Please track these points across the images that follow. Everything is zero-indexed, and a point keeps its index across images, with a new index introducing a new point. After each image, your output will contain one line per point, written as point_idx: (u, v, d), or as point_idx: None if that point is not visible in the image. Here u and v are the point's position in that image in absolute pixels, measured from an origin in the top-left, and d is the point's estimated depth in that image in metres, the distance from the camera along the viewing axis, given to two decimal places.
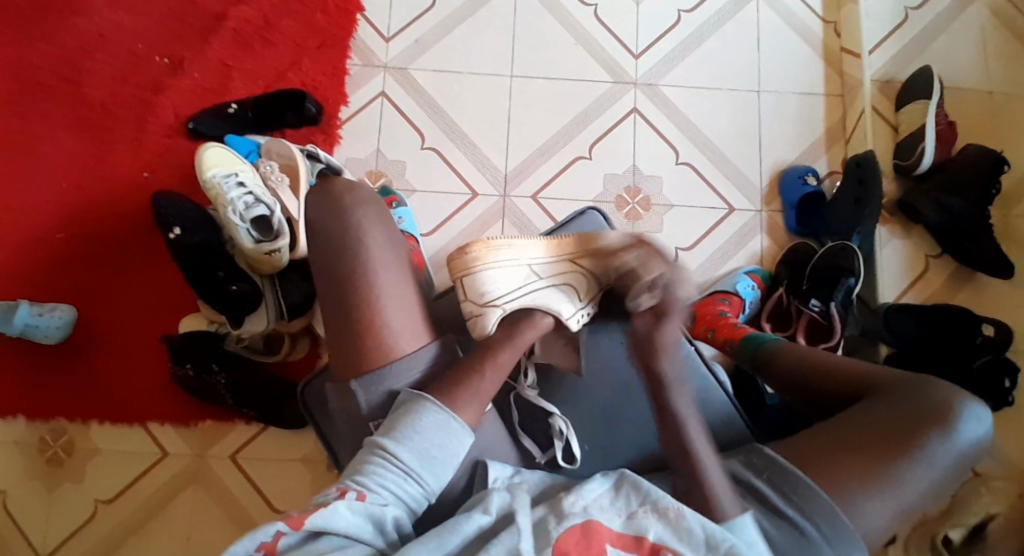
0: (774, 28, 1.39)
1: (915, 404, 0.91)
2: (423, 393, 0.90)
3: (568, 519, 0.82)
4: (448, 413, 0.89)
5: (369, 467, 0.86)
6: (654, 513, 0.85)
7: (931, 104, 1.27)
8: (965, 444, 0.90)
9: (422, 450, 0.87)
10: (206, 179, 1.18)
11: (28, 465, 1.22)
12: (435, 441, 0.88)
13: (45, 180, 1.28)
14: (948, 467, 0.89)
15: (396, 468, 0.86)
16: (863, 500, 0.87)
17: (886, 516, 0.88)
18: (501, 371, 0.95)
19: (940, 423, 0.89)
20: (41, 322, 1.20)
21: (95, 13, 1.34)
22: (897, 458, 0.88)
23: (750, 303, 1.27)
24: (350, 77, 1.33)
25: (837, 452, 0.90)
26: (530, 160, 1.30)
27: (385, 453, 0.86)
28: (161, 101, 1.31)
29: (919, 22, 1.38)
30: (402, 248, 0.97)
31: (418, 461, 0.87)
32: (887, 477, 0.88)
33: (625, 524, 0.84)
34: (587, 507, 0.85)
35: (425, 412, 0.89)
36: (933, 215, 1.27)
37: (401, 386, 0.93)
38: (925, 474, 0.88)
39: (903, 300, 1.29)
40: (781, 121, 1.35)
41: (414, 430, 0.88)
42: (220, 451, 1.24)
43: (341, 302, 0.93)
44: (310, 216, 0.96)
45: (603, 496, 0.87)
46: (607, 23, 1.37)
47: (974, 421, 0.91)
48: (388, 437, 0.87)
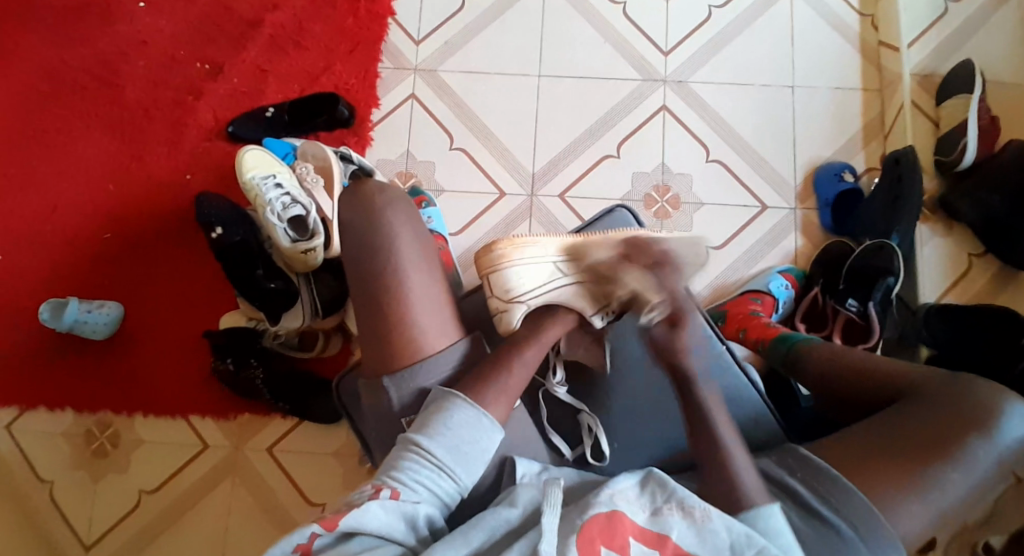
0: (807, 23, 1.36)
1: (958, 403, 0.89)
2: (455, 391, 0.92)
3: (594, 507, 0.83)
4: (478, 409, 0.91)
5: (403, 463, 0.87)
6: (680, 510, 0.84)
7: (973, 99, 1.23)
8: (1006, 445, 0.87)
9: (454, 446, 0.89)
10: (245, 181, 1.22)
11: (76, 456, 1.28)
12: (466, 436, 0.89)
13: (94, 184, 1.34)
14: (989, 468, 0.86)
15: (430, 464, 0.87)
16: (900, 500, 0.85)
17: (925, 517, 0.85)
18: (530, 362, 0.97)
19: (981, 425, 0.87)
20: (89, 318, 1.26)
21: (140, 23, 1.39)
22: (937, 460, 0.86)
23: (783, 302, 1.25)
24: (381, 80, 1.36)
25: (872, 453, 0.88)
26: (557, 159, 1.31)
27: (419, 450, 0.88)
28: (202, 106, 1.35)
29: (961, 13, 1.33)
30: (432, 248, 0.99)
31: (450, 456, 0.88)
32: (924, 477, 0.86)
33: (649, 519, 0.84)
34: (613, 497, 0.85)
35: (456, 407, 0.90)
36: (977, 212, 1.22)
37: (431, 383, 0.95)
38: (965, 476, 0.86)
39: (944, 300, 1.26)
40: (815, 118, 1.33)
41: (446, 425, 0.89)
42: (256, 444, 1.28)
43: (368, 300, 0.96)
44: (343, 217, 0.99)
45: (631, 488, 0.87)
46: (635, 20, 1.36)
47: (1016, 421, 0.88)
48: (422, 434, 0.89)
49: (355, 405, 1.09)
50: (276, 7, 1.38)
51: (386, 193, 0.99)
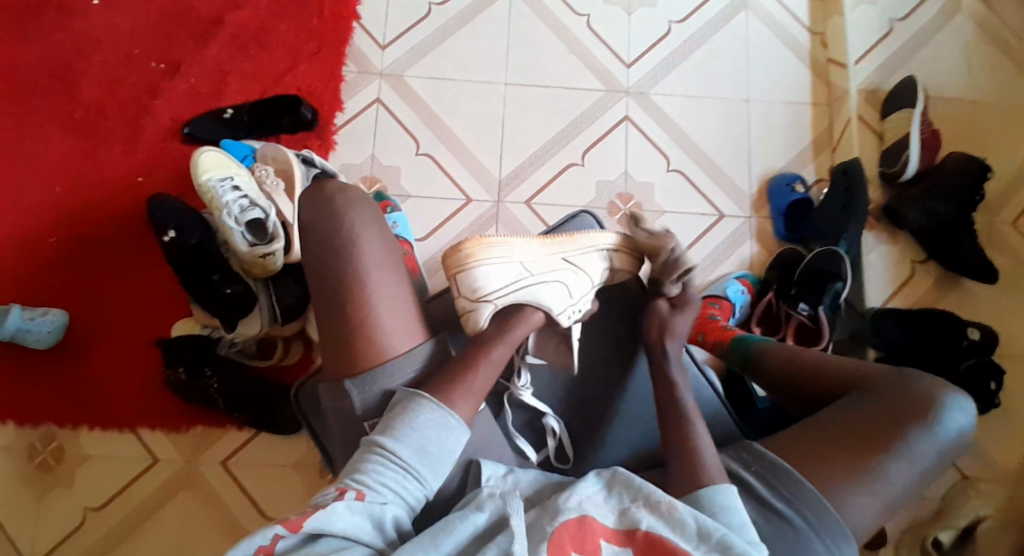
0: (762, 38, 1.41)
1: (899, 396, 0.93)
2: (420, 392, 0.89)
3: (564, 514, 0.82)
4: (444, 409, 0.88)
5: (368, 465, 0.85)
6: (647, 506, 0.83)
7: (915, 113, 1.31)
8: (947, 436, 0.91)
9: (421, 446, 0.86)
10: (201, 182, 1.18)
11: (18, 470, 1.21)
12: (433, 436, 0.87)
13: (39, 183, 1.28)
14: (931, 458, 0.90)
15: (395, 465, 0.85)
16: (850, 492, 0.88)
17: (873, 508, 0.89)
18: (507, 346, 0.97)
19: (922, 417, 0.91)
20: (33, 326, 1.20)
21: (91, 17, 1.34)
22: (886, 455, 0.89)
23: (740, 307, 1.28)
24: (346, 83, 1.34)
25: (823, 446, 0.91)
26: (524, 166, 1.32)
27: (384, 451, 0.85)
28: (156, 106, 1.31)
29: (905, 32, 1.41)
30: (397, 248, 0.96)
31: (416, 457, 0.86)
32: (871, 468, 0.89)
33: (618, 520, 0.83)
34: (582, 502, 0.84)
35: (421, 409, 0.88)
36: (921, 221, 1.29)
37: (395, 386, 0.92)
38: (909, 466, 0.89)
39: (889, 305, 1.31)
40: (770, 128, 1.38)
41: (411, 427, 0.87)
42: (210, 457, 1.23)
43: (335, 305, 0.92)
44: (303, 218, 0.95)
45: (597, 492, 0.86)
46: (599, 32, 1.39)
47: (957, 412, 0.92)
48: (387, 435, 0.86)
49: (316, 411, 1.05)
50: (236, 6, 1.35)
51: (350, 194, 0.95)
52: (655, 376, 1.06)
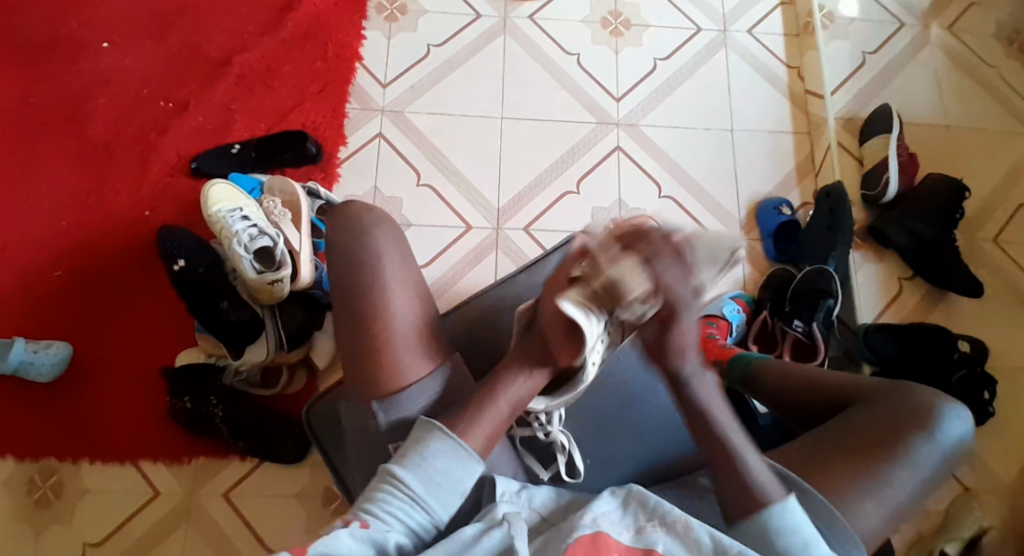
0: (743, 73, 1.49)
1: (899, 408, 0.94)
2: (433, 421, 0.86)
3: (579, 530, 0.80)
4: (455, 439, 0.85)
5: (376, 495, 0.81)
6: (662, 526, 0.83)
7: (892, 137, 1.37)
8: (947, 444, 0.92)
9: (431, 477, 0.82)
10: (212, 214, 1.21)
11: (14, 506, 1.19)
12: (444, 467, 0.83)
13: (46, 219, 1.31)
14: (934, 465, 0.91)
15: (404, 495, 0.81)
16: (855, 500, 0.89)
17: (880, 518, 0.89)
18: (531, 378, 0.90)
19: (922, 425, 0.92)
20: (35, 359, 1.20)
21: (101, 62, 1.39)
22: (889, 460, 0.91)
23: (737, 325, 1.30)
24: (349, 119, 1.39)
25: (825, 457, 0.93)
26: (521, 195, 1.37)
27: (393, 480, 0.82)
28: (164, 143, 1.35)
29: (877, 65, 1.49)
30: (416, 269, 0.95)
31: (426, 488, 0.82)
32: (874, 475, 0.90)
33: (634, 538, 0.81)
34: (597, 519, 0.82)
35: (431, 437, 0.85)
36: (905, 238, 1.34)
37: (415, 413, 0.90)
38: (911, 473, 0.90)
39: (881, 320, 1.35)
40: (756, 156, 1.44)
41: (421, 455, 0.83)
42: (211, 490, 1.22)
43: (352, 324, 0.91)
44: (326, 237, 0.94)
45: (613, 511, 0.84)
46: (588, 69, 1.46)
47: (955, 421, 0.93)
48: (398, 464, 0.83)
49: (326, 432, 1.03)
50: (243, 49, 1.41)
51: (374, 215, 0.94)
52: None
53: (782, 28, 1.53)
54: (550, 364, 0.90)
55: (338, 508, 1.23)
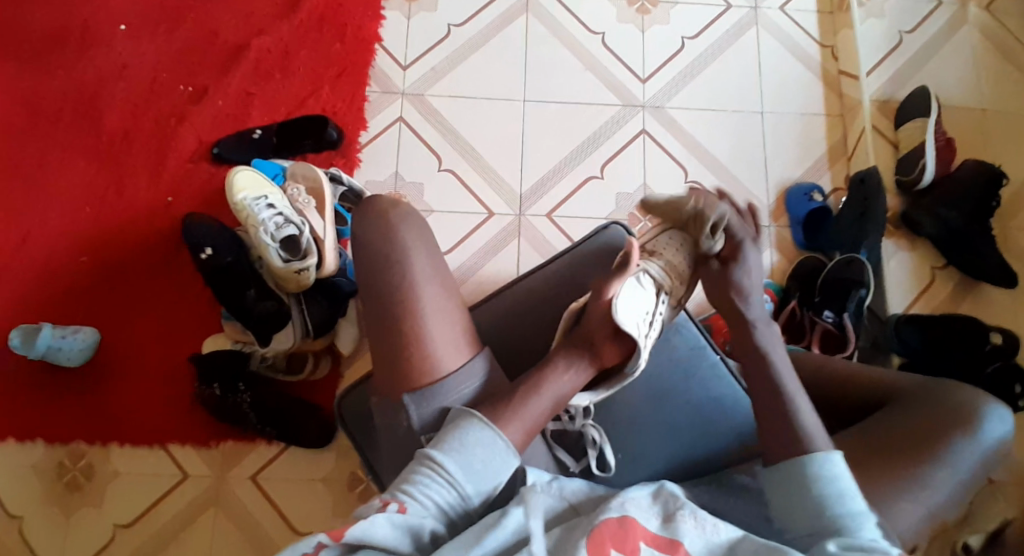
0: (774, 53, 1.44)
1: (939, 408, 0.93)
2: (473, 410, 0.83)
3: (605, 512, 0.79)
4: (494, 430, 0.82)
5: (415, 477, 0.79)
6: (693, 519, 0.80)
7: (929, 122, 1.33)
8: (988, 444, 0.91)
9: (470, 464, 0.80)
10: (237, 202, 1.20)
11: (47, 488, 1.21)
12: (484, 455, 0.80)
13: (71, 204, 1.31)
14: (974, 466, 0.90)
15: (442, 480, 0.79)
16: (897, 501, 0.87)
17: (918, 517, 0.88)
18: (575, 371, 0.89)
19: (963, 427, 0.91)
20: (63, 344, 1.21)
21: (120, 45, 1.38)
22: (928, 461, 0.89)
23: (764, 315, 1.27)
24: (369, 103, 1.38)
25: (866, 458, 0.91)
26: (544, 180, 1.35)
27: (432, 464, 0.79)
28: (186, 129, 1.34)
29: (913, 44, 1.44)
30: (446, 265, 0.92)
31: (464, 474, 0.79)
32: (915, 476, 0.89)
33: (661, 526, 0.80)
34: (624, 503, 0.81)
35: (472, 425, 0.82)
36: (938, 227, 1.31)
37: (452, 403, 0.86)
38: (950, 474, 0.89)
39: (912, 310, 1.32)
40: (786, 139, 1.40)
41: (461, 442, 0.81)
42: (240, 473, 1.23)
43: (380, 321, 0.88)
44: (356, 233, 0.91)
45: (644, 498, 0.83)
46: (613, 49, 1.43)
47: (996, 422, 0.92)
48: (436, 447, 0.81)
49: (359, 423, 1.02)
50: (262, 32, 1.39)
51: (400, 209, 0.91)
52: (708, 383, 1.02)
53: (814, 6, 1.48)
54: (596, 362, 0.90)
55: (363, 492, 1.23)
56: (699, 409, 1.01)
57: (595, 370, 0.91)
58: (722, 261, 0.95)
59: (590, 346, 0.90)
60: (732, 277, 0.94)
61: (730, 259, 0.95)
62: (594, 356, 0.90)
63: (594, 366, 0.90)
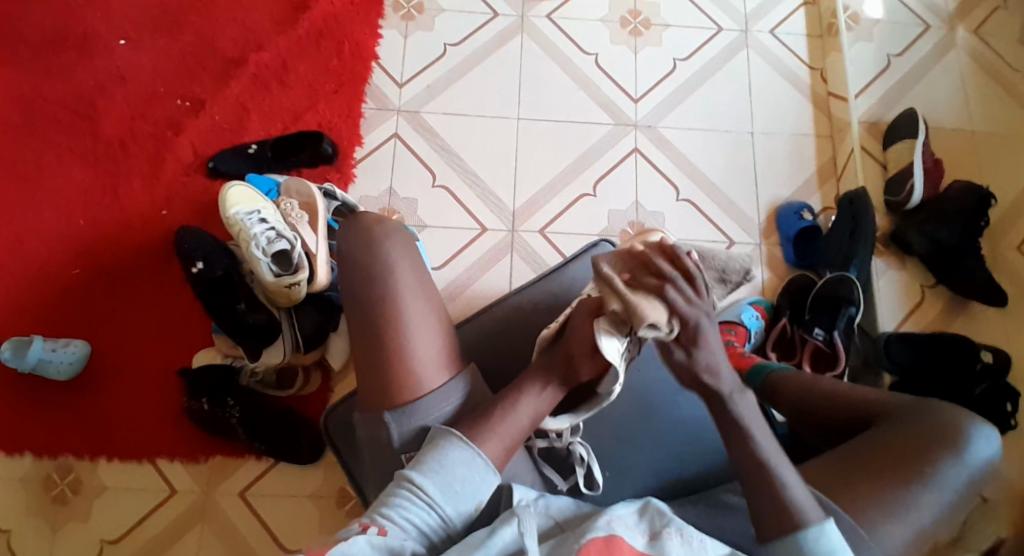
0: (764, 74, 1.47)
1: (926, 426, 0.93)
2: (452, 429, 0.84)
3: (591, 532, 0.78)
4: (473, 449, 0.82)
5: (394, 499, 0.79)
6: (679, 536, 0.80)
7: (917, 143, 1.35)
8: (975, 463, 0.91)
9: (449, 485, 0.80)
10: (228, 216, 1.21)
11: (33, 503, 1.20)
12: (463, 475, 0.81)
13: (65, 216, 1.31)
14: (960, 485, 0.90)
15: (421, 502, 0.79)
16: (883, 519, 0.88)
17: (904, 537, 0.88)
18: (545, 397, 0.89)
19: (951, 445, 0.91)
20: (54, 356, 1.21)
21: (118, 59, 1.40)
22: (915, 480, 0.90)
23: (755, 332, 1.27)
24: (364, 120, 1.39)
25: (852, 475, 0.91)
26: (538, 197, 1.36)
27: (411, 486, 0.79)
28: (181, 142, 1.35)
29: (901, 67, 1.47)
30: (431, 281, 0.92)
31: (443, 495, 0.79)
32: (901, 497, 0.89)
33: (648, 544, 0.80)
34: (611, 522, 0.80)
35: (451, 445, 0.82)
36: (926, 246, 1.32)
37: (431, 422, 0.86)
38: (939, 493, 0.89)
39: (902, 328, 1.32)
40: (776, 159, 1.42)
41: (440, 463, 0.81)
42: (228, 489, 1.22)
43: (363, 335, 0.88)
44: (340, 248, 0.92)
45: (629, 515, 0.83)
46: (606, 69, 1.45)
47: (983, 441, 0.92)
48: (414, 469, 0.81)
49: (347, 440, 1.03)
50: (259, 48, 1.41)
51: (384, 226, 0.92)
52: (698, 399, 1.03)
53: (804, 29, 1.51)
54: (570, 379, 0.90)
55: (352, 509, 1.22)
56: (690, 424, 1.02)
57: (562, 394, 0.91)
58: (682, 345, 0.81)
59: (566, 365, 0.90)
60: (697, 361, 0.82)
61: (688, 347, 0.81)
62: (569, 373, 0.90)
63: (564, 386, 0.90)
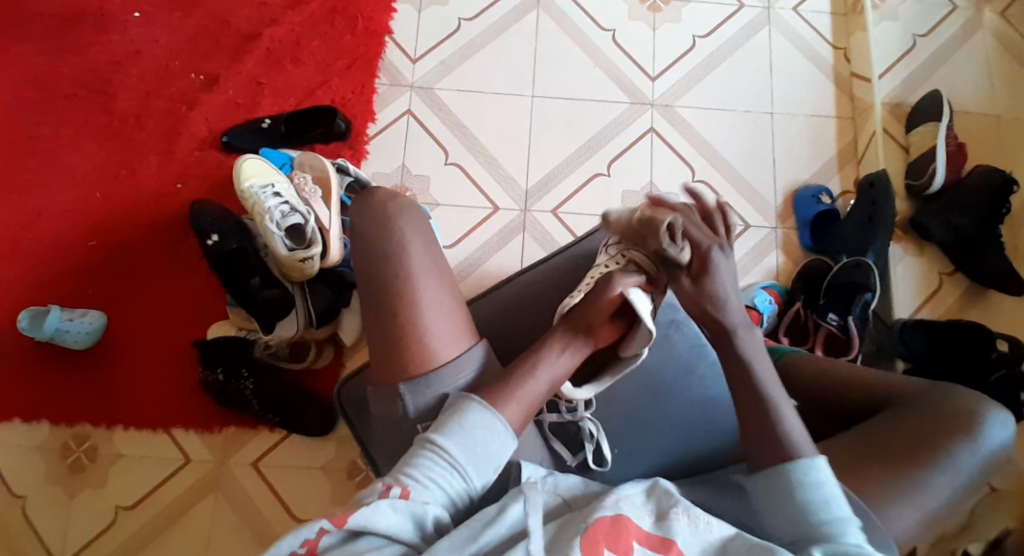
0: (785, 53, 1.44)
1: (937, 413, 0.92)
2: (473, 394, 0.83)
3: (598, 511, 0.78)
4: (494, 413, 0.82)
5: (417, 459, 0.79)
6: (686, 517, 0.80)
7: (941, 126, 1.32)
8: (988, 450, 0.90)
9: (471, 447, 0.79)
10: (244, 189, 1.21)
11: (51, 469, 1.23)
12: (484, 437, 0.80)
13: (82, 189, 1.32)
14: (974, 469, 0.89)
15: (444, 462, 0.79)
16: (891, 504, 0.87)
17: (913, 521, 0.87)
18: (572, 351, 0.89)
19: (963, 433, 0.90)
20: (71, 327, 1.23)
21: (133, 32, 1.40)
22: (927, 466, 0.89)
23: (768, 316, 1.26)
24: (377, 95, 1.38)
25: (860, 460, 0.91)
26: (550, 176, 1.35)
27: (434, 447, 0.79)
28: (196, 116, 1.36)
29: (926, 48, 1.43)
30: (444, 257, 0.92)
31: (466, 457, 0.79)
32: (910, 481, 0.88)
33: (654, 524, 0.79)
34: (618, 501, 0.80)
35: (473, 408, 0.81)
36: (947, 233, 1.30)
37: (450, 389, 0.86)
38: (949, 479, 0.88)
39: (918, 315, 1.31)
40: (795, 141, 1.39)
41: (462, 425, 0.80)
42: (241, 459, 1.24)
43: (377, 309, 0.88)
44: (355, 223, 0.91)
45: (637, 496, 0.83)
46: (623, 46, 1.42)
47: (997, 428, 0.91)
48: (437, 430, 0.80)
49: (359, 414, 1.03)
50: (274, 22, 1.40)
51: (399, 201, 0.92)
52: (707, 385, 1.02)
53: (828, 7, 1.47)
54: (592, 342, 0.90)
55: (363, 481, 1.24)
56: (700, 408, 1.01)
57: (590, 350, 0.91)
58: (692, 275, 0.87)
59: (585, 329, 0.89)
60: (702, 292, 0.86)
61: (698, 277, 0.86)
62: (589, 338, 0.90)
63: (587, 346, 0.90)
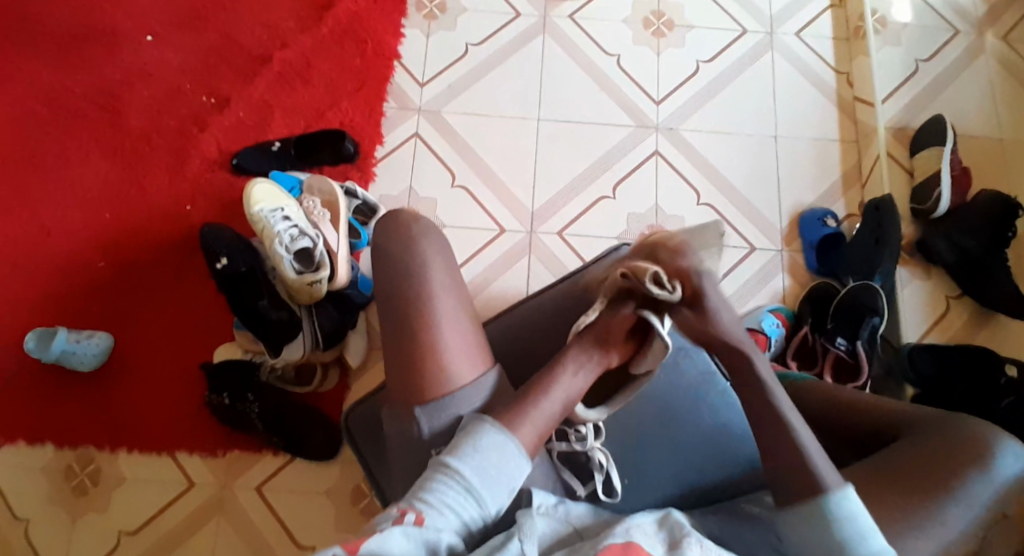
0: (789, 76, 1.45)
1: (950, 441, 0.92)
2: (485, 416, 0.83)
3: (609, 538, 0.77)
4: (507, 435, 0.81)
5: (431, 485, 0.78)
6: (699, 546, 0.79)
7: (944, 151, 1.32)
8: (1002, 479, 0.89)
9: (484, 471, 0.79)
10: (253, 214, 1.21)
11: (54, 492, 1.22)
12: (497, 460, 0.80)
13: (90, 210, 1.33)
14: (988, 502, 0.88)
15: (458, 486, 0.78)
16: (907, 534, 0.86)
17: (929, 552, 0.86)
18: (581, 374, 0.89)
19: (977, 461, 0.90)
20: (77, 348, 1.23)
21: (144, 55, 1.41)
22: (942, 496, 0.88)
23: (776, 339, 1.26)
24: (385, 119, 1.39)
25: (875, 489, 0.90)
26: (556, 198, 1.35)
27: (447, 472, 0.78)
28: (205, 138, 1.36)
29: (929, 72, 1.44)
30: (462, 280, 0.92)
31: (479, 481, 0.78)
32: (925, 512, 0.87)
33: (668, 553, 0.79)
34: (629, 529, 0.80)
35: (486, 431, 0.81)
36: (954, 255, 1.30)
37: (465, 412, 0.86)
38: (964, 510, 0.88)
39: (925, 339, 1.30)
40: (801, 164, 1.40)
41: (475, 449, 0.80)
42: (245, 482, 1.23)
43: (395, 332, 0.89)
44: (376, 247, 0.92)
45: (648, 524, 0.82)
46: (628, 70, 1.44)
47: (1010, 458, 0.91)
48: (451, 455, 0.80)
49: (368, 440, 1.03)
50: (283, 45, 1.42)
51: (420, 224, 0.92)
52: (716, 408, 1.02)
53: (831, 31, 1.49)
54: (604, 361, 0.91)
55: (368, 506, 1.23)
56: (710, 433, 1.01)
57: (601, 370, 0.92)
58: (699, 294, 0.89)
59: (600, 347, 0.91)
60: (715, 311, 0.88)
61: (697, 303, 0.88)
62: (603, 354, 0.91)
63: (600, 364, 0.91)
